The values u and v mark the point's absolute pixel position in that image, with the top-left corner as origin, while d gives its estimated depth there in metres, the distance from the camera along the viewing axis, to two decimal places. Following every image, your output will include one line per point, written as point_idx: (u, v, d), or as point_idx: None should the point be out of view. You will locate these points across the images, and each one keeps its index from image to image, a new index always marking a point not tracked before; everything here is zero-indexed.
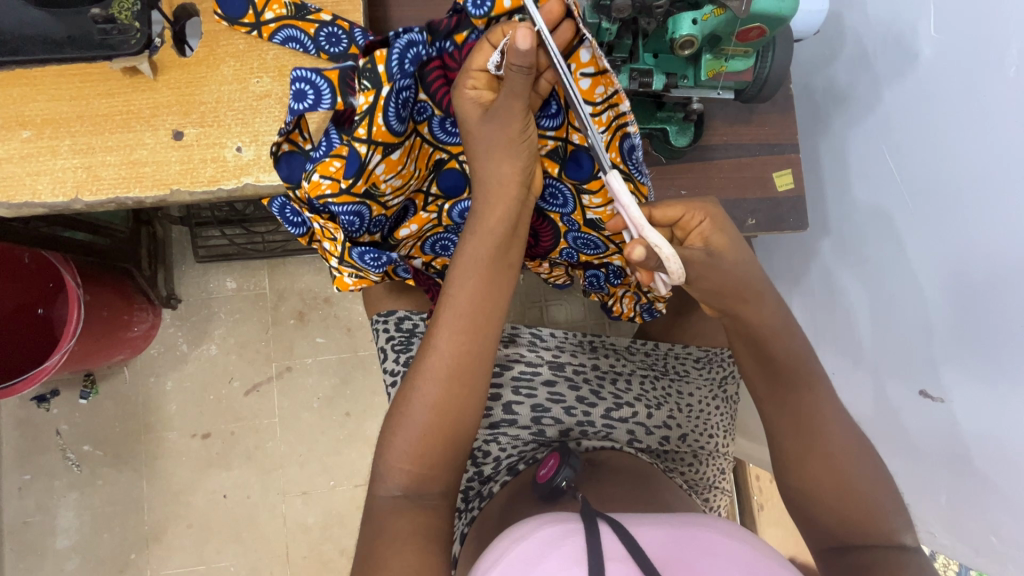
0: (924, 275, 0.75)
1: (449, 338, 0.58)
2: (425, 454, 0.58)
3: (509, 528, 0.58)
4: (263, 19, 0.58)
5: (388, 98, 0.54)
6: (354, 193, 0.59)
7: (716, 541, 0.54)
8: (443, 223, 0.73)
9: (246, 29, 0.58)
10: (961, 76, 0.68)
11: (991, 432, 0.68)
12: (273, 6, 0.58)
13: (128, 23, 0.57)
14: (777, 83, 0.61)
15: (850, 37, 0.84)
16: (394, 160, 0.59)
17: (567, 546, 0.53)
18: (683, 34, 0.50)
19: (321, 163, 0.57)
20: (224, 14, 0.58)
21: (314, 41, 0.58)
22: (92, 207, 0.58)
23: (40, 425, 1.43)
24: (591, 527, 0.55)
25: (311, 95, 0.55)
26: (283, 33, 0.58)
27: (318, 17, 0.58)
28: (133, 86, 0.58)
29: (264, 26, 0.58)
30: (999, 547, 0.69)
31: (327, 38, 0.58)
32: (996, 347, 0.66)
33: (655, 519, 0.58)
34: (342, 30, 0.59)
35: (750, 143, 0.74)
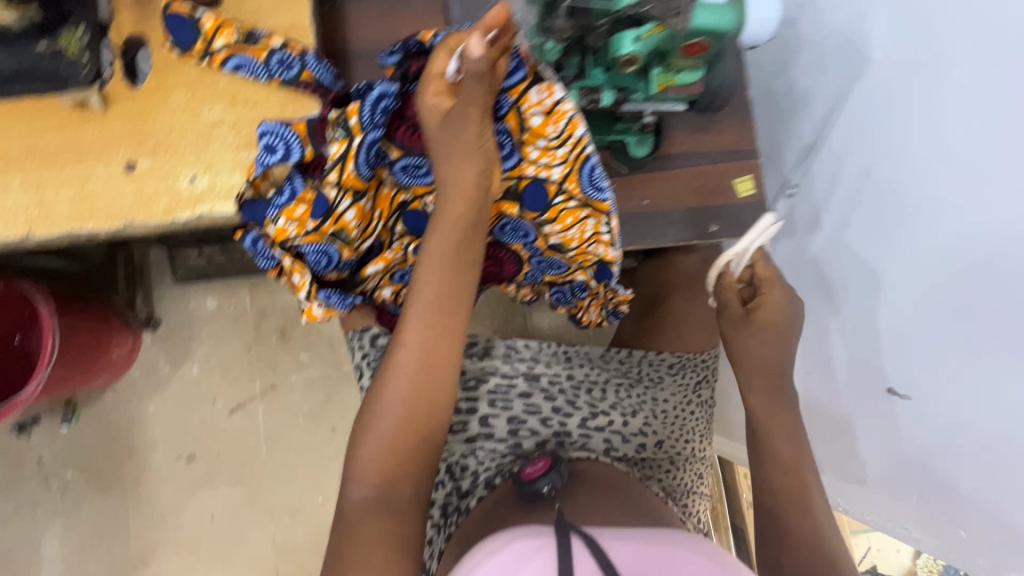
0: (885, 275, 0.76)
1: (417, 330, 0.59)
2: (392, 477, 0.58)
3: (481, 541, 0.57)
4: (213, 48, 0.57)
5: (359, 148, 0.58)
6: (321, 233, 0.63)
7: (686, 559, 0.54)
8: (411, 260, 0.72)
9: (196, 58, 0.58)
10: (915, 78, 0.69)
11: (960, 428, 0.69)
12: (223, 32, 0.57)
13: (78, 54, 0.57)
14: (728, 90, 0.62)
15: (806, 41, 0.85)
16: (363, 206, 0.63)
17: (537, 561, 0.53)
18: (624, 53, 0.51)
19: (286, 208, 0.61)
20: (173, 44, 0.58)
21: (265, 68, 0.58)
22: (46, 242, 0.57)
23: (22, 454, 1.41)
24: (563, 540, 0.55)
25: (282, 148, 0.57)
26: (234, 61, 0.58)
27: (269, 43, 0.58)
28: (84, 120, 0.57)
29: (215, 54, 0.58)
30: (967, 540, 0.72)
31: (278, 64, 0.58)
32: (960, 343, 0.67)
33: (629, 533, 0.58)
34: (295, 56, 0.58)
35: (710, 150, 0.75)
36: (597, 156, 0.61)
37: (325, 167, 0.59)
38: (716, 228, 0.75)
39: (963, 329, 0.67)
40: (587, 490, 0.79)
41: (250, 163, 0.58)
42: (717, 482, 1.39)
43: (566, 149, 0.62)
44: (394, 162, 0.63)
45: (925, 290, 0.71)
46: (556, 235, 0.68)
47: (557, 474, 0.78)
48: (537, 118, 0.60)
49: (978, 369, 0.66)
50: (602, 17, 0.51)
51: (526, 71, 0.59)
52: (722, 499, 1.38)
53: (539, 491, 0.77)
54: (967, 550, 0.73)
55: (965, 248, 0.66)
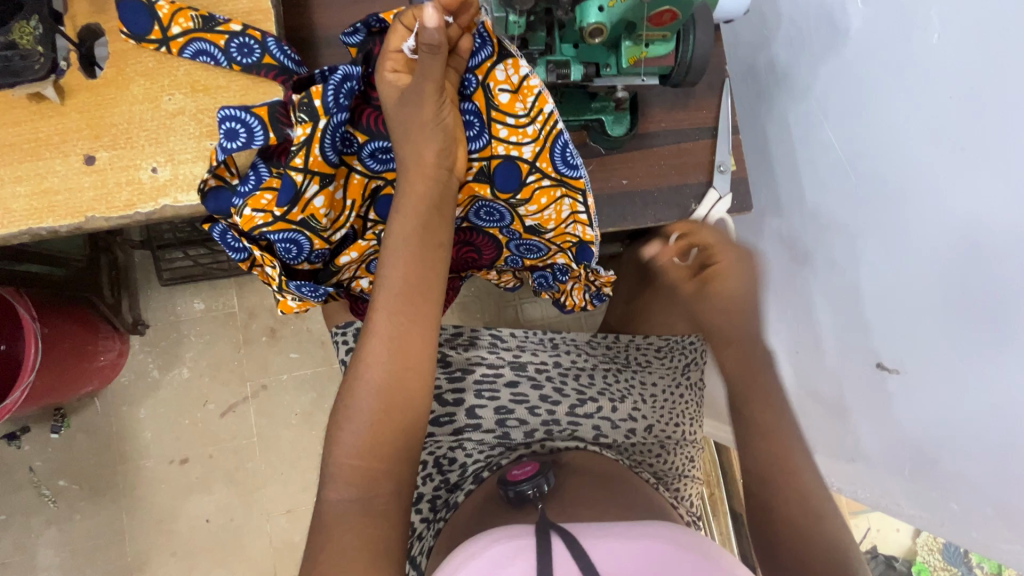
0: (872, 251, 0.76)
1: (386, 319, 0.57)
2: (372, 466, 0.57)
3: (462, 547, 0.58)
4: (171, 35, 0.56)
5: (325, 131, 0.55)
6: (289, 220, 0.60)
7: (668, 556, 0.53)
8: None
9: (154, 46, 0.57)
10: (896, 48, 0.69)
11: (951, 398, 0.68)
12: (179, 19, 0.56)
13: (29, 48, 0.55)
14: (701, 69, 0.60)
15: (786, 16, 0.84)
16: (331, 191, 0.61)
17: (516, 565, 0.52)
18: (590, 22, 0.51)
19: (251, 197, 0.58)
20: (129, 32, 0.56)
21: (225, 53, 0.57)
22: (6, 240, 0.56)
23: (12, 464, 1.39)
24: (542, 544, 0.55)
25: (244, 134, 0.56)
26: (192, 47, 0.57)
27: (228, 27, 0.57)
28: (40, 113, 0.56)
29: (172, 41, 0.57)
30: (959, 514, 0.71)
31: (238, 49, 0.57)
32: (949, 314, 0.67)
33: (612, 533, 0.57)
34: (255, 40, 0.57)
35: (688, 128, 0.74)
36: (567, 133, 0.60)
37: (291, 152, 0.57)
38: (697, 206, 0.73)
39: (944, 303, 0.68)
40: (576, 483, 0.78)
41: (213, 150, 0.57)
42: (714, 468, 1.37)
43: (536, 127, 0.60)
44: (363, 147, 0.62)
45: (910, 263, 0.71)
46: (534, 213, 0.67)
47: (544, 478, 0.76)
48: (504, 96, 0.58)
49: (960, 340, 0.66)
50: None
51: (491, 48, 0.56)
52: (719, 485, 1.37)
53: (522, 495, 0.74)
54: (959, 524, 0.71)
55: (951, 220, 0.66)
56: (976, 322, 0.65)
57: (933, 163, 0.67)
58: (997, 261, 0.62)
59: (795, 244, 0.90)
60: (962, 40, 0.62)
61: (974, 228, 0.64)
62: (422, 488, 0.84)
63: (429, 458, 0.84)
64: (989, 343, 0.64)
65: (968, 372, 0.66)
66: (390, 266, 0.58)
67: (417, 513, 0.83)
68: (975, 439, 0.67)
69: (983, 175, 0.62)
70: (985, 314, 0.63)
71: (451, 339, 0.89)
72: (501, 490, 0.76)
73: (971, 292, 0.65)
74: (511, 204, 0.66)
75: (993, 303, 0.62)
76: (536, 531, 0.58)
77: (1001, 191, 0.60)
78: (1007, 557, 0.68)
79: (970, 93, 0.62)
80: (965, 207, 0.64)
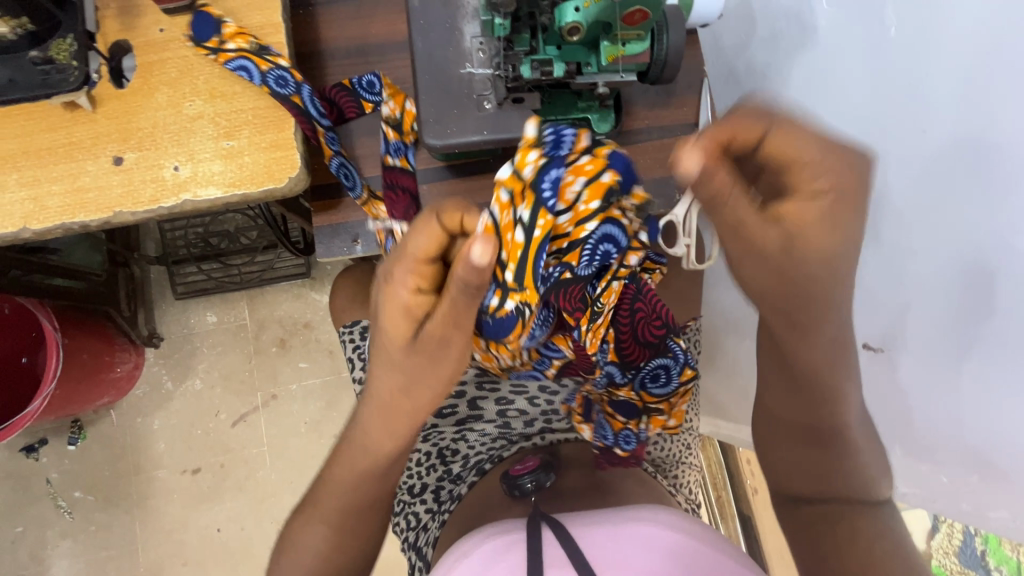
0: (859, 234, 0.79)
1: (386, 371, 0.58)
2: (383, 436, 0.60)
3: (457, 544, 0.60)
4: (224, 48, 0.63)
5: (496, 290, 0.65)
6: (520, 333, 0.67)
7: (654, 534, 0.54)
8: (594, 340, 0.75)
9: (207, 52, 0.63)
10: (856, 43, 0.75)
11: (938, 368, 0.71)
12: (238, 40, 0.63)
13: (66, 62, 0.61)
14: (677, 62, 0.65)
15: (761, 21, 0.90)
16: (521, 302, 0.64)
17: (507, 560, 0.54)
18: (568, 21, 0.56)
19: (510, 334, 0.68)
20: (191, 35, 0.63)
21: (262, 76, 0.63)
22: (42, 235, 0.61)
23: (29, 476, 1.42)
24: (533, 533, 0.57)
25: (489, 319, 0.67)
26: (236, 61, 0.62)
27: (275, 59, 0.64)
28: (74, 120, 0.62)
29: (223, 52, 0.62)
30: (949, 487, 0.73)
31: (275, 79, 0.63)
32: (932, 287, 0.70)
33: (602, 516, 0.59)
34: (293, 78, 0.64)
35: (671, 124, 0.78)
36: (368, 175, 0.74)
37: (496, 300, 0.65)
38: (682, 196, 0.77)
39: (931, 283, 0.70)
40: (575, 474, 0.80)
41: (229, 150, 0.62)
42: (719, 470, 1.36)
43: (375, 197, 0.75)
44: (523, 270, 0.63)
45: (892, 249, 0.75)
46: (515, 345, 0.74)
47: (545, 473, 0.77)
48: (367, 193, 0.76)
49: (941, 319, 0.70)
50: None
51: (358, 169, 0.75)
52: (726, 487, 1.35)
53: (522, 488, 0.76)
54: (950, 498, 0.74)
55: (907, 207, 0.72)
56: (954, 301, 0.68)
57: (898, 156, 0.72)
58: (963, 242, 0.66)
59: None
60: (917, 42, 0.68)
61: (928, 216, 0.69)
62: (426, 479, 0.87)
63: (432, 450, 0.87)
64: (972, 320, 0.66)
65: (953, 348, 0.69)
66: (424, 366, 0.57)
67: (422, 503, 0.86)
68: (960, 411, 0.69)
69: (938, 166, 0.67)
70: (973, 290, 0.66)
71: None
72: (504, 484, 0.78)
73: (949, 271, 0.68)
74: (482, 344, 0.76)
75: (971, 279, 0.66)
76: (529, 521, 0.59)
77: (955, 181, 0.66)
78: (998, 525, 0.70)
79: (923, 90, 0.68)
80: (930, 195, 0.69)
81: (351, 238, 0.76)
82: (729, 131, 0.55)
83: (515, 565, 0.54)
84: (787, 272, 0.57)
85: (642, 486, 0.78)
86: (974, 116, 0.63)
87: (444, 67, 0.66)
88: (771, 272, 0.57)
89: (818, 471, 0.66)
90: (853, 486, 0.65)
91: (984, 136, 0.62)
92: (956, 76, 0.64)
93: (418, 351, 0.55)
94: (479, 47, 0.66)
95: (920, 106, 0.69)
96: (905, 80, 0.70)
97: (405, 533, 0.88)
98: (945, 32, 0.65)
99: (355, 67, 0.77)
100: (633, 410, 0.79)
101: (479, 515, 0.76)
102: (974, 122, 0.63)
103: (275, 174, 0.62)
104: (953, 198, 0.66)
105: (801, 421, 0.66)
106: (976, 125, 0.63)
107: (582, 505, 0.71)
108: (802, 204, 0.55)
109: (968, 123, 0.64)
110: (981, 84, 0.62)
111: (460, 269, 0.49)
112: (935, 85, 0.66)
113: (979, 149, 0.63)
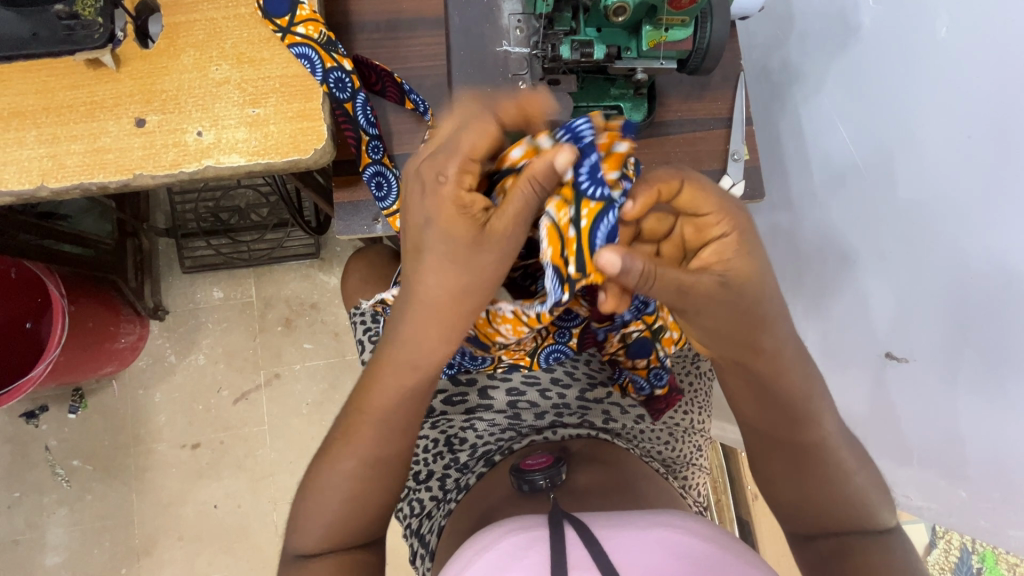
0: (882, 244, 0.77)
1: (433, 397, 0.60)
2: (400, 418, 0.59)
3: (476, 538, 0.59)
4: (294, 29, 0.62)
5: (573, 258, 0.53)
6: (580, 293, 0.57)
7: (680, 542, 0.53)
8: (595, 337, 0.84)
9: (273, 27, 0.62)
10: (899, 46, 0.73)
11: (958, 379, 0.70)
12: (308, 26, 0.62)
13: (91, 18, 0.59)
14: (718, 54, 0.63)
15: (800, 18, 0.88)
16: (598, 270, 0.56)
17: (530, 558, 0.53)
18: (614, 1, 0.54)
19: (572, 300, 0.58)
20: (264, 6, 0.61)
21: (324, 71, 0.62)
22: (59, 195, 0.60)
23: (29, 442, 1.41)
24: (555, 534, 0.55)
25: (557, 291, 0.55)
26: (304, 48, 0.62)
27: (340, 59, 0.63)
28: (96, 78, 0.60)
29: (291, 34, 0.62)
30: (967, 502, 0.72)
31: (335, 83, 0.64)
32: (956, 299, 0.69)
33: (626, 520, 0.57)
34: (352, 85, 0.65)
35: (704, 118, 0.76)
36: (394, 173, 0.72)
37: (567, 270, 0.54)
38: None
39: (950, 293, 0.69)
40: (585, 471, 0.78)
41: (254, 117, 0.60)
42: (721, 474, 1.34)
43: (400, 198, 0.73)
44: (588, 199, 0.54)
45: (913, 255, 0.73)
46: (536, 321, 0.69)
47: (557, 470, 0.76)
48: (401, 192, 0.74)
49: (959, 326, 0.69)
50: None
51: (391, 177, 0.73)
52: (727, 491, 1.33)
53: (535, 486, 0.74)
54: (968, 514, 0.72)
55: (928, 210, 0.71)
56: (978, 313, 0.67)
57: (925, 167, 0.71)
58: (988, 255, 0.65)
59: (801, 238, 0.92)
60: (959, 50, 0.66)
61: (947, 227, 0.69)
62: (433, 466, 0.86)
63: (440, 437, 0.87)
64: (1000, 334, 0.65)
65: (975, 361, 0.67)
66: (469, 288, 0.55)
67: (426, 490, 0.86)
68: (983, 429, 0.68)
69: (962, 175, 0.67)
70: (990, 298, 0.65)
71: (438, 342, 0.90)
72: (512, 478, 0.76)
73: (974, 282, 0.67)
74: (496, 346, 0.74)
75: (995, 295, 0.65)
76: (549, 520, 0.58)
77: (977, 189, 0.66)
78: (1016, 543, 0.69)
79: (955, 105, 0.67)
80: (955, 206, 0.68)
81: (372, 217, 0.75)
82: (654, 195, 0.53)
83: (538, 563, 0.52)
84: (740, 314, 0.56)
85: (653, 486, 0.77)
86: (1007, 129, 0.62)
87: (481, 44, 0.64)
88: (730, 313, 0.55)
89: (810, 490, 0.63)
90: (848, 512, 0.62)
91: (1015, 141, 0.62)
92: (988, 89, 0.64)
93: (484, 248, 0.53)
94: (516, 25, 0.64)
95: (952, 106, 0.67)
96: (939, 88, 0.69)
97: (409, 520, 0.87)
98: (992, 37, 0.63)
99: (385, 41, 0.75)
100: (648, 349, 0.83)
101: (487, 509, 0.75)
102: (1006, 133, 0.63)
103: (300, 145, 0.60)
104: (975, 206, 0.66)
105: (781, 440, 0.63)
106: (1009, 136, 0.62)
107: (600, 505, 0.69)
108: (715, 250, 0.55)
109: (1002, 136, 0.63)
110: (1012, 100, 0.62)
111: (536, 168, 0.50)
112: (970, 95, 0.66)
113: (1010, 163, 0.62)
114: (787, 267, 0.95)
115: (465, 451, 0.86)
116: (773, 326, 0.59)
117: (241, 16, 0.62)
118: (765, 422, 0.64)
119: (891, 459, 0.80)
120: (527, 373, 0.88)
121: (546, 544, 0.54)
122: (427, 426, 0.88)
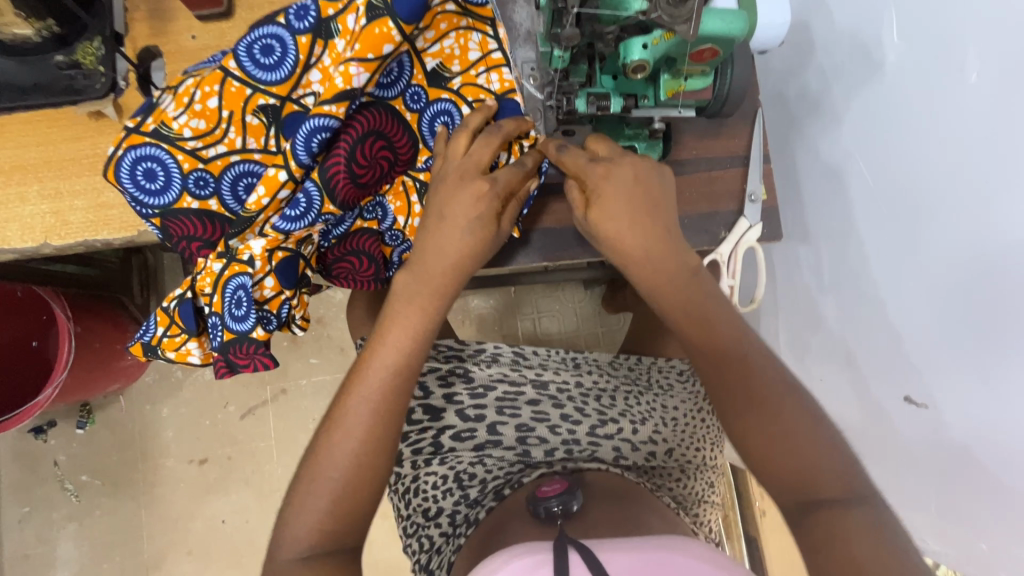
0: (913, 285, 0.74)
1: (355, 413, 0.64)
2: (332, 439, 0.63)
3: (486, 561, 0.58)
4: (293, 98, 0.64)
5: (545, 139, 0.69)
6: (399, 112, 0.67)
7: (692, 566, 0.52)
8: (255, 268, 0.65)
9: (273, 96, 0.63)
10: (921, 79, 0.70)
11: (1002, 419, 0.64)
12: (308, 87, 0.63)
13: (92, 68, 0.67)
14: (738, 99, 0.63)
15: (818, 45, 0.86)
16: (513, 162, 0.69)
17: None
18: (634, 59, 0.53)
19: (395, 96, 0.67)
20: (262, 76, 0.63)
21: (304, 133, 0.63)
22: (60, 249, 0.68)
23: (38, 458, 1.41)
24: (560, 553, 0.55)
25: (395, 74, 0.66)
26: (299, 118, 0.64)
27: (308, 97, 0.64)
28: (98, 129, 0.68)
29: (289, 104, 0.64)
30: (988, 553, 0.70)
31: (307, 142, 0.63)
32: (1001, 329, 0.63)
33: (632, 542, 0.57)
34: (314, 153, 0.64)
35: (720, 157, 0.74)
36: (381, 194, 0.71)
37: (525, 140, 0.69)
38: (727, 235, 0.74)
39: (952, 311, 0.69)
40: (596, 507, 0.79)
41: (258, 203, 0.65)
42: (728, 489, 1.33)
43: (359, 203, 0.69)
44: (429, 105, 0.68)
45: (922, 284, 0.72)
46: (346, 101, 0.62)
47: (571, 496, 0.78)
48: (402, 221, 0.71)
49: (975, 340, 0.66)
50: (611, 24, 0.53)
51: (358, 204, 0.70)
52: (734, 507, 1.32)
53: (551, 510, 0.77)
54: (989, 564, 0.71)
55: (961, 232, 0.67)
56: (967, 321, 0.67)
57: (939, 201, 0.69)
58: (966, 256, 0.67)
59: (821, 268, 0.90)
60: (971, 85, 0.64)
61: (969, 233, 0.66)
62: (443, 503, 0.86)
63: (449, 473, 0.86)
64: (994, 347, 0.64)
65: (974, 383, 0.67)
66: (396, 321, 0.66)
67: (436, 526, 0.86)
68: (994, 467, 0.66)
69: (970, 191, 0.65)
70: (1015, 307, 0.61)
71: (446, 376, 0.87)
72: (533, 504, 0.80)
73: (987, 272, 0.64)
74: (286, 317, 0.70)
75: (976, 307, 0.66)
76: (554, 544, 0.57)
77: (1003, 185, 0.62)
78: None
79: (964, 129, 0.65)
80: (943, 221, 0.69)
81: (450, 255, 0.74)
82: (336, 201, 0.65)
83: None
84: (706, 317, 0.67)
85: (661, 518, 0.78)
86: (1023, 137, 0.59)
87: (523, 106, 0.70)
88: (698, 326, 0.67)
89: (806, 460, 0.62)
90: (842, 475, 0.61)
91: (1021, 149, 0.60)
92: (1005, 106, 0.61)
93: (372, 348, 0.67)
94: (530, 74, 0.69)
95: (958, 125, 0.66)
96: (941, 110, 0.68)
97: (418, 555, 0.87)
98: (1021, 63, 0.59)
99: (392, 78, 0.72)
100: (292, 271, 0.67)
101: (493, 539, 0.79)
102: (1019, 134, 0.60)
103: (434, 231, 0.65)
104: (969, 229, 0.66)
105: (762, 431, 0.63)
106: (1000, 142, 0.62)
107: (607, 533, 0.74)
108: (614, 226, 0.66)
109: (971, 151, 0.65)
110: (1012, 123, 0.60)
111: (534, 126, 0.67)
112: (967, 117, 0.65)
113: (1000, 184, 0.62)
114: (811, 296, 0.93)
115: (477, 488, 0.86)
116: (724, 323, 0.67)
117: (230, 93, 0.63)
118: (747, 437, 0.64)
119: (909, 498, 0.79)
120: (537, 409, 0.86)
121: (550, 564, 0.53)
122: (435, 463, 0.86)
